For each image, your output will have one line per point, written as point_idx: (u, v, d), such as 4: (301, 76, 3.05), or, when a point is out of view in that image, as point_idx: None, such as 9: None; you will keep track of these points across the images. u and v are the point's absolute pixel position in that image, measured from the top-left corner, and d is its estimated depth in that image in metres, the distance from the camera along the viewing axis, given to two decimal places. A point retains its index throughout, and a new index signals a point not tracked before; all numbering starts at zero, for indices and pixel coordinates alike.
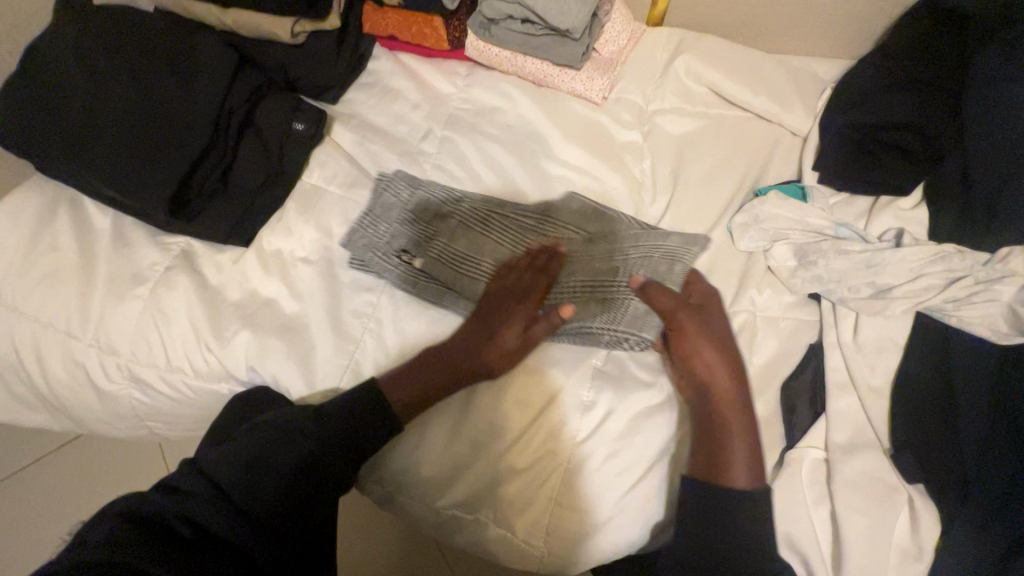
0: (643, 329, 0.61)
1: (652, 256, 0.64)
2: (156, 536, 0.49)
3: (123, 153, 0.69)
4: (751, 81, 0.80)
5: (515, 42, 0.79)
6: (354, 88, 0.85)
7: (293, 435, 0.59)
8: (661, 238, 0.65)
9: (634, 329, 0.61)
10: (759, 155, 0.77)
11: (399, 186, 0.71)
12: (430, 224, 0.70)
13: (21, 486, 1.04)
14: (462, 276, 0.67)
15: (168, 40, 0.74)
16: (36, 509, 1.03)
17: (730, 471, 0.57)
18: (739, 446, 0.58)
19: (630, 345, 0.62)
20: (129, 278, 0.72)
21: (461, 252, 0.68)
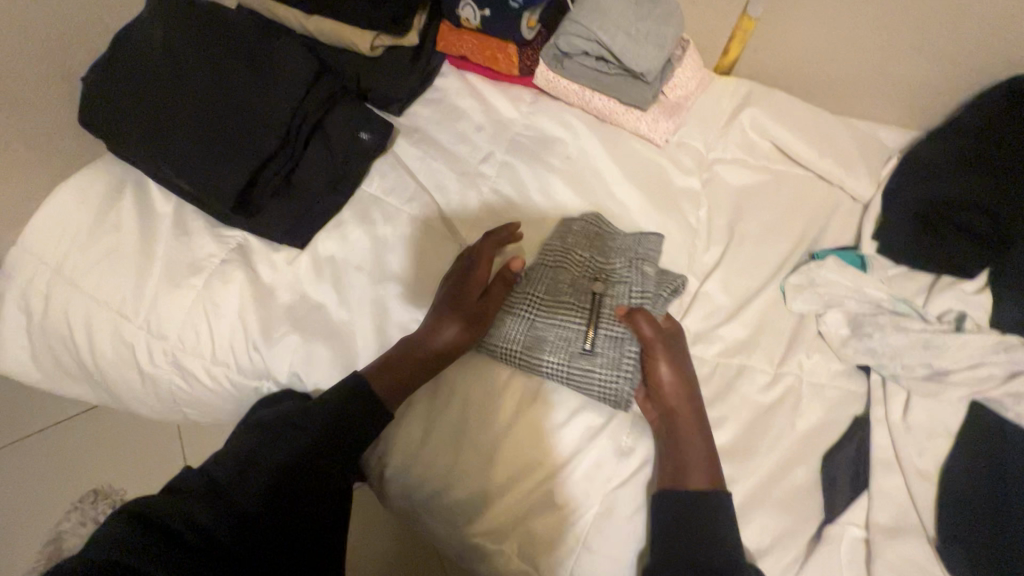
0: (576, 339, 0.65)
1: (621, 261, 0.70)
2: (152, 529, 0.50)
3: (201, 148, 0.71)
4: (816, 142, 0.80)
5: (587, 79, 0.80)
6: (420, 103, 0.87)
7: (274, 425, 0.61)
8: (635, 242, 0.71)
9: (566, 343, 0.65)
10: (818, 216, 0.77)
11: (574, 231, 0.71)
12: (569, 259, 0.69)
13: (38, 446, 1.08)
14: (575, 313, 0.66)
15: (250, 38, 0.76)
16: (50, 470, 1.06)
17: (687, 470, 0.58)
18: (697, 446, 0.59)
19: (573, 358, 0.64)
20: (186, 266, 0.73)
21: (576, 292, 0.68)
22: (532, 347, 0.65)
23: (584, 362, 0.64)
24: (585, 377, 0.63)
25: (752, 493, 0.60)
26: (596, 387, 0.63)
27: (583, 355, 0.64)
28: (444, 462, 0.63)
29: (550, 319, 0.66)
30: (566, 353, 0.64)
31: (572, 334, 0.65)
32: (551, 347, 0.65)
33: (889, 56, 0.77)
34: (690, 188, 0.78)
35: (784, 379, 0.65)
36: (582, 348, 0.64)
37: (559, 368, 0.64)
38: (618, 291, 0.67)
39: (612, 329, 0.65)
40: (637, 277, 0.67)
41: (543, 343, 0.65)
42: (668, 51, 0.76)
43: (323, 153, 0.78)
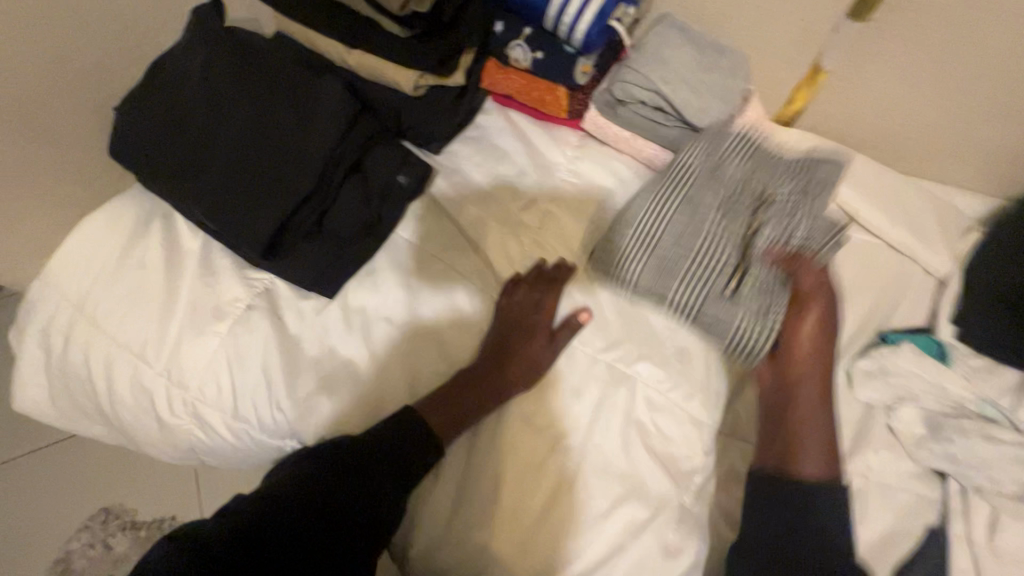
0: (727, 278, 0.64)
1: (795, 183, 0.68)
2: (209, 544, 0.49)
3: (236, 190, 0.68)
4: (888, 208, 0.74)
5: (642, 128, 0.75)
6: (460, 141, 0.82)
7: (341, 447, 0.61)
8: (816, 173, 0.68)
9: (711, 278, 0.64)
10: (889, 290, 0.70)
11: (731, 137, 0.70)
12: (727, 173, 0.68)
13: (76, 457, 1.12)
14: (727, 237, 0.65)
15: (289, 72, 0.71)
16: (84, 484, 1.10)
17: (802, 458, 0.59)
18: (816, 437, 0.60)
19: (718, 298, 0.63)
20: (211, 312, 0.70)
21: (729, 206, 0.67)
22: (672, 252, 0.65)
23: (728, 316, 0.63)
24: (725, 328, 0.63)
25: None
26: (733, 334, 0.62)
27: (724, 298, 0.63)
28: (474, 551, 0.59)
29: (693, 236, 0.65)
30: (706, 290, 0.64)
31: (721, 253, 0.65)
32: (695, 283, 0.64)
33: (976, 120, 0.71)
34: None
35: (848, 478, 0.60)
36: (724, 289, 0.63)
37: (692, 303, 0.64)
38: (773, 222, 0.65)
39: (767, 277, 0.63)
40: (790, 203, 0.66)
41: (686, 266, 0.65)
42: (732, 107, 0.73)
43: (358, 195, 0.73)
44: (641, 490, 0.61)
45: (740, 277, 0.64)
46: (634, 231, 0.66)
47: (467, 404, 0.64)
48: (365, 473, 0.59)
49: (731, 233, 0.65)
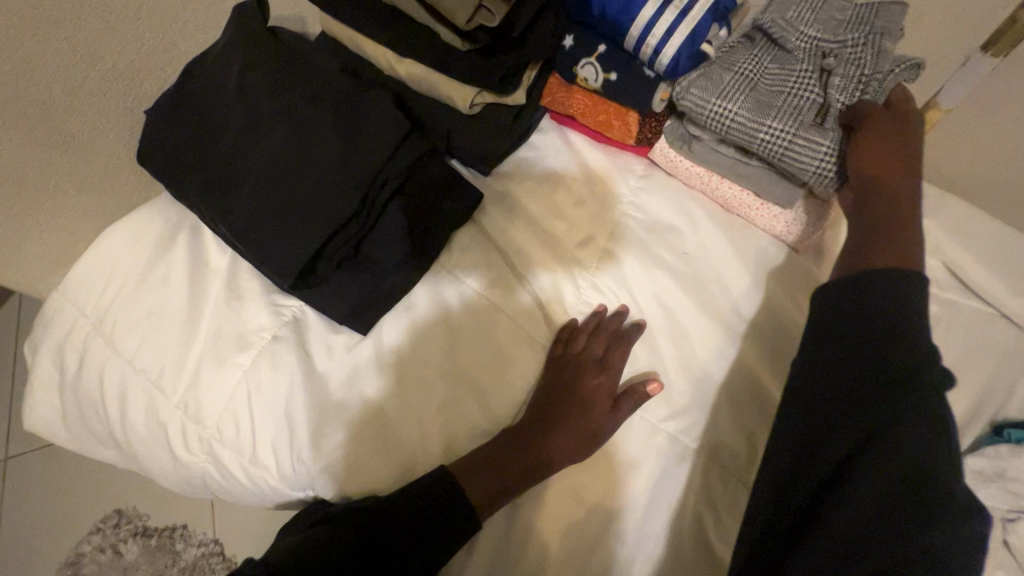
0: (811, 129, 0.58)
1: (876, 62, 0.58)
2: None
3: (267, 210, 0.62)
4: (1004, 273, 0.64)
5: (719, 167, 0.67)
6: (513, 164, 0.75)
7: (372, 510, 0.55)
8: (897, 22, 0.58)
9: (795, 120, 0.58)
10: (1001, 371, 0.61)
11: (804, 18, 0.60)
12: (801, 31, 0.60)
13: (87, 461, 1.08)
14: (801, 45, 0.61)
15: (333, 82, 0.65)
16: (94, 489, 1.06)
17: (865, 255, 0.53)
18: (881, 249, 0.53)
19: (801, 143, 0.58)
20: (233, 341, 0.64)
21: (806, 43, 0.60)
22: (751, 90, 0.60)
23: (814, 146, 0.58)
24: (807, 161, 0.59)
25: None
26: (816, 166, 0.59)
27: (815, 125, 0.59)
28: None
29: (781, 83, 0.60)
30: (798, 121, 0.58)
31: (808, 127, 0.58)
32: (778, 99, 0.59)
33: None
34: None
35: None
36: (813, 117, 0.59)
37: (785, 136, 0.58)
38: (847, 91, 0.59)
39: (846, 109, 0.59)
40: (875, 57, 0.58)
41: (770, 120, 0.58)
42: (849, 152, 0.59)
43: (399, 222, 0.65)
44: None
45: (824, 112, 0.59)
46: (735, 71, 0.60)
47: (507, 463, 0.57)
48: (410, 531, 0.54)
49: (816, 77, 0.59)
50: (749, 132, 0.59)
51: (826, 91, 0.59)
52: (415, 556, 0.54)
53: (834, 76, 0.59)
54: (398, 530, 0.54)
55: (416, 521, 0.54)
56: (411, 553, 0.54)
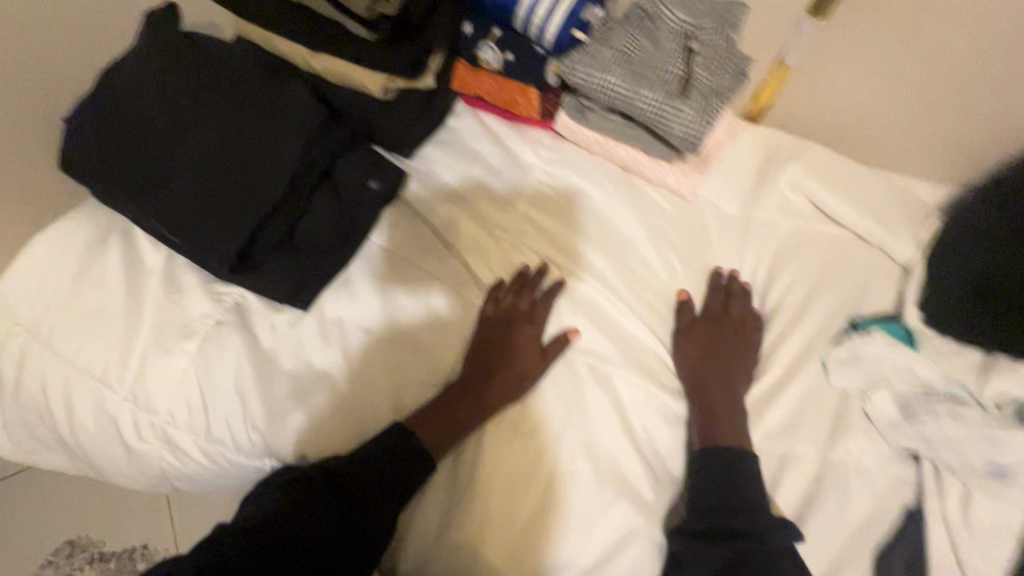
0: (676, 96, 0.67)
1: (724, 48, 0.69)
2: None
3: (199, 203, 0.65)
4: (851, 198, 0.76)
5: (610, 132, 0.76)
6: (433, 146, 0.81)
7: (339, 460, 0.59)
8: (741, 12, 0.69)
9: (663, 88, 0.67)
10: (856, 279, 0.73)
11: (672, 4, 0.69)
12: (670, 14, 0.69)
13: (32, 490, 1.05)
14: (671, 27, 0.69)
15: (250, 77, 0.69)
16: (41, 519, 1.03)
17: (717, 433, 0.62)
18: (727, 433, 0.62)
19: (666, 109, 0.67)
20: (179, 330, 0.66)
21: (674, 25, 0.69)
22: (627, 63, 0.68)
23: (679, 111, 0.66)
24: (675, 123, 0.67)
25: None
26: (682, 126, 0.67)
27: (680, 93, 0.67)
28: (464, 556, 0.60)
29: (652, 57, 0.68)
30: (665, 90, 0.67)
31: (674, 95, 0.67)
32: (649, 71, 0.68)
33: (930, 114, 0.74)
34: (723, 250, 0.75)
35: (831, 464, 0.62)
36: (679, 87, 0.67)
37: (655, 104, 0.67)
38: (708, 70, 0.68)
39: (708, 80, 0.68)
40: (724, 45, 0.68)
41: (643, 90, 0.67)
42: (716, 117, 0.68)
43: (329, 205, 0.72)
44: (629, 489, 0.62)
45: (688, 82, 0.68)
46: (611, 48, 0.68)
47: (449, 416, 0.63)
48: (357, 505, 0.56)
49: (682, 54, 0.68)
50: (625, 99, 0.68)
51: (688, 67, 0.68)
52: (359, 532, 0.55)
53: (694, 54, 0.68)
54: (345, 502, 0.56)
55: (376, 466, 0.58)
56: (358, 526, 0.55)
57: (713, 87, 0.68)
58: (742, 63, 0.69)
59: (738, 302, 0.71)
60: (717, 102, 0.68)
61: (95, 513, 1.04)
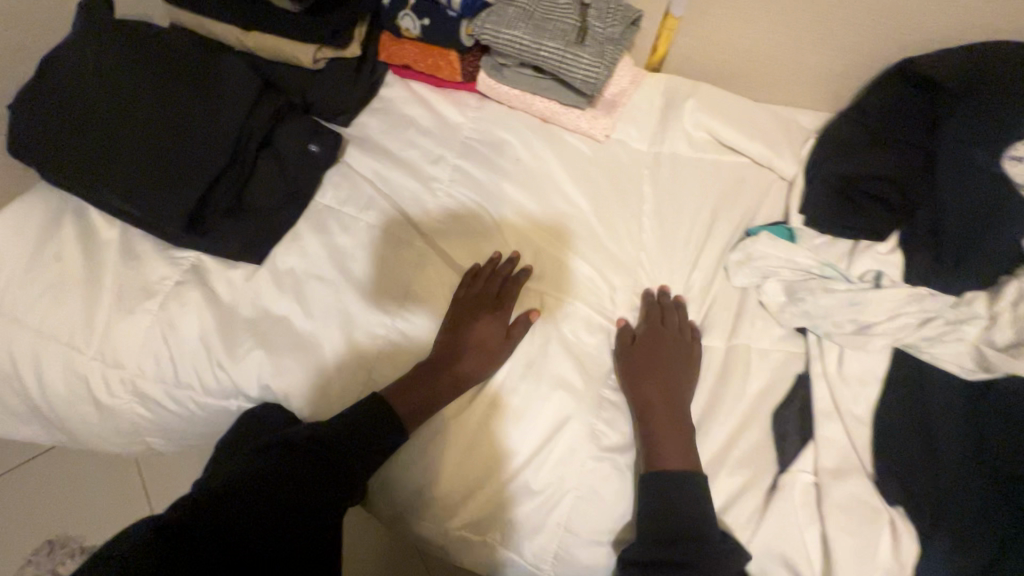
0: (575, 45, 0.76)
1: (613, 5, 0.79)
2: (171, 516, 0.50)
3: (146, 170, 0.70)
4: (743, 126, 0.86)
5: (526, 85, 0.84)
6: (367, 114, 0.88)
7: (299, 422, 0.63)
8: None
9: (563, 39, 0.76)
10: (751, 197, 0.83)
11: None
12: None
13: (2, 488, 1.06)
14: None
15: (189, 56, 0.75)
16: (14, 516, 1.04)
17: (660, 452, 0.61)
18: (673, 441, 0.62)
19: (567, 56, 0.76)
20: (139, 291, 0.71)
21: None
22: (529, 19, 0.77)
23: (579, 56, 0.76)
24: (577, 67, 0.76)
25: (712, 461, 0.64)
26: (583, 70, 0.76)
27: (578, 41, 0.77)
28: (426, 464, 0.65)
29: (552, 13, 0.78)
30: (565, 40, 0.76)
31: (573, 44, 0.76)
32: (550, 25, 0.77)
33: (802, 48, 0.84)
34: (635, 179, 0.83)
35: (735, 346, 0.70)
36: (577, 36, 0.77)
37: (557, 52, 0.76)
38: (600, 20, 0.78)
39: (601, 31, 0.78)
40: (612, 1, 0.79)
41: (546, 40, 0.76)
42: (613, 62, 0.78)
43: (272, 168, 0.78)
44: (569, 389, 0.66)
45: (584, 33, 0.77)
46: (515, 7, 0.78)
47: (419, 392, 0.65)
48: (329, 467, 0.59)
49: (576, 9, 0.78)
50: (531, 50, 0.77)
51: (583, 20, 0.78)
52: (334, 489, 0.59)
53: (588, 10, 0.78)
54: (318, 461, 0.59)
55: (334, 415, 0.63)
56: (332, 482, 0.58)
57: (607, 36, 0.78)
58: (630, 15, 0.79)
59: (672, 315, 0.72)
60: (612, 48, 0.78)
61: (66, 497, 1.06)
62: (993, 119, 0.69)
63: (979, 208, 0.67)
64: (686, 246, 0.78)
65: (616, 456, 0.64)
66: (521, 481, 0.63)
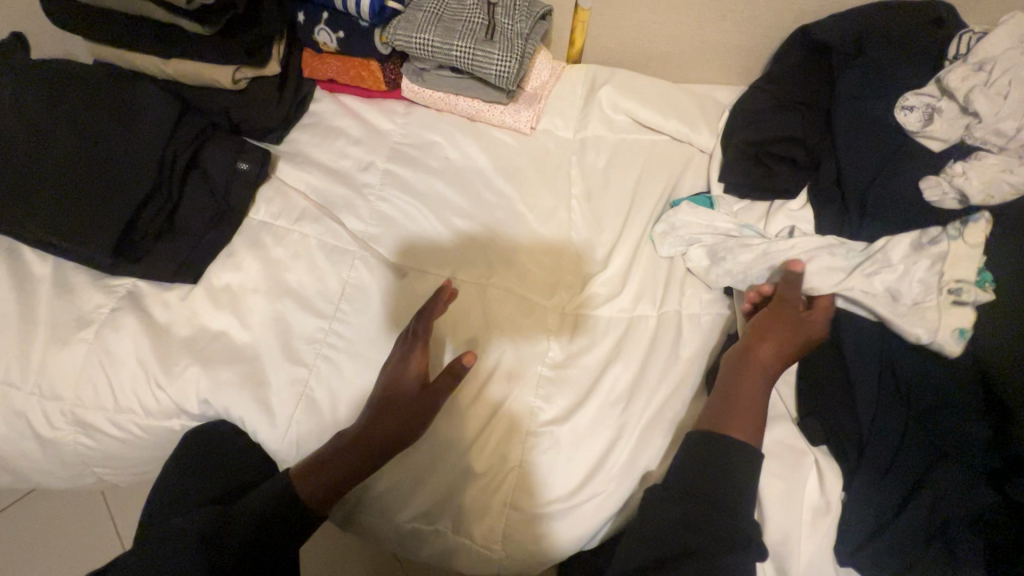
0: (486, 43, 0.79)
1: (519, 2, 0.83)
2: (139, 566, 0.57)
3: (70, 202, 0.71)
4: (661, 106, 0.89)
5: (447, 86, 0.86)
6: (298, 129, 0.89)
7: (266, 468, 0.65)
8: None
9: (473, 38, 0.79)
10: (674, 172, 0.86)
11: None
12: None
13: None
14: None
15: (109, 90, 0.77)
16: None
17: (735, 423, 0.59)
18: (750, 413, 0.60)
19: (479, 54, 0.79)
20: (73, 321, 0.72)
21: None
22: (438, 23, 0.80)
23: (491, 53, 0.79)
24: (490, 63, 0.79)
25: (649, 424, 0.67)
26: (496, 65, 0.79)
27: (489, 39, 0.80)
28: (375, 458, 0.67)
29: (460, 15, 0.81)
30: (475, 38, 0.79)
31: (483, 41, 0.79)
32: (460, 27, 0.80)
33: (708, 26, 0.88)
34: (562, 165, 0.86)
35: (665, 314, 0.73)
36: (487, 34, 0.80)
37: (469, 50, 0.79)
38: (508, 17, 0.82)
39: (509, 27, 0.81)
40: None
41: (457, 41, 0.79)
42: (524, 55, 0.81)
43: (201, 188, 0.79)
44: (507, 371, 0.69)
45: (493, 29, 0.80)
46: (424, 11, 0.81)
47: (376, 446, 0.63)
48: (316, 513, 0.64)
49: (483, 10, 0.82)
50: (444, 53, 0.80)
51: (491, 18, 0.81)
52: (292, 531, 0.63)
53: (494, 10, 0.82)
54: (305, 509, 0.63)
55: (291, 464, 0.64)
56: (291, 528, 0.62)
57: (516, 31, 0.81)
58: (535, 11, 0.84)
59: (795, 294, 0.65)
60: (522, 42, 0.81)
61: (26, 541, 1.02)
62: (883, 78, 0.75)
63: (880, 157, 0.72)
64: (612, 223, 0.81)
65: (556, 429, 0.66)
66: (462, 466, 0.65)
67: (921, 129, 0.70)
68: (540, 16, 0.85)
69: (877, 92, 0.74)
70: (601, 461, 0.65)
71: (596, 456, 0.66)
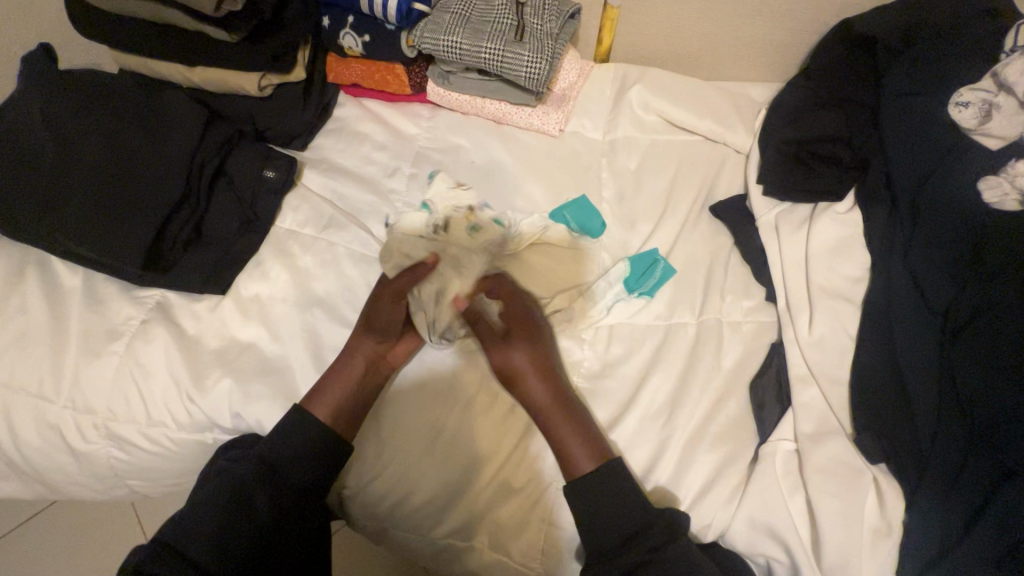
0: (514, 44, 0.77)
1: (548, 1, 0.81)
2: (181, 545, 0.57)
3: (98, 213, 0.70)
4: (693, 105, 0.86)
5: (474, 89, 0.84)
6: (322, 135, 0.88)
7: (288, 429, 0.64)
8: None
9: (502, 40, 0.77)
10: (709, 173, 0.83)
11: None
12: None
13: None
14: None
15: (136, 100, 0.77)
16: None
17: (572, 454, 0.61)
18: (572, 431, 0.62)
19: (508, 56, 0.77)
20: (104, 335, 0.71)
21: None
22: (465, 24, 0.78)
23: (520, 54, 0.77)
24: (519, 64, 0.77)
25: (693, 438, 0.63)
26: (525, 67, 0.77)
27: (517, 39, 0.78)
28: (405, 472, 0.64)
29: (487, 16, 0.79)
30: (504, 40, 0.77)
31: (511, 42, 0.77)
32: (488, 28, 0.78)
33: (742, 21, 0.85)
34: (592, 168, 0.83)
35: (706, 322, 0.70)
36: (515, 34, 0.78)
37: (498, 52, 0.77)
38: (537, 17, 0.80)
39: (537, 27, 0.79)
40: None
41: (485, 43, 0.77)
42: (554, 55, 0.79)
43: (228, 197, 0.78)
44: None
45: (522, 29, 0.78)
46: (452, 13, 0.79)
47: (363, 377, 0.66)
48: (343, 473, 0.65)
49: (512, 10, 0.80)
50: (472, 55, 0.78)
51: (520, 18, 0.79)
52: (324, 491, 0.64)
53: (522, 9, 0.80)
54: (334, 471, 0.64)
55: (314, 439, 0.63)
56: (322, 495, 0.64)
57: (545, 31, 0.79)
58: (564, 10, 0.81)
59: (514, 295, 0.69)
60: (551, 42, 0.79)
61: (59, 551, 1.03)
62: (934, 74, 0.71)
63: (931, 152, 0.67)
64: (646, 227, 0.78)
65: None
66: (499, 480, 0.63)
67: (975, 127, 0.66)
68: (569, 15, 0.83)
69: (926, 87, 0.71)
70: (643, 476, 0.63)
71: (638, 469, 0.64)
